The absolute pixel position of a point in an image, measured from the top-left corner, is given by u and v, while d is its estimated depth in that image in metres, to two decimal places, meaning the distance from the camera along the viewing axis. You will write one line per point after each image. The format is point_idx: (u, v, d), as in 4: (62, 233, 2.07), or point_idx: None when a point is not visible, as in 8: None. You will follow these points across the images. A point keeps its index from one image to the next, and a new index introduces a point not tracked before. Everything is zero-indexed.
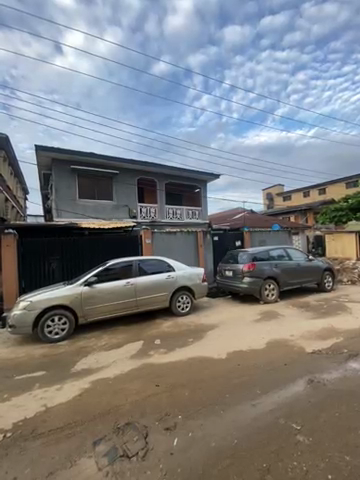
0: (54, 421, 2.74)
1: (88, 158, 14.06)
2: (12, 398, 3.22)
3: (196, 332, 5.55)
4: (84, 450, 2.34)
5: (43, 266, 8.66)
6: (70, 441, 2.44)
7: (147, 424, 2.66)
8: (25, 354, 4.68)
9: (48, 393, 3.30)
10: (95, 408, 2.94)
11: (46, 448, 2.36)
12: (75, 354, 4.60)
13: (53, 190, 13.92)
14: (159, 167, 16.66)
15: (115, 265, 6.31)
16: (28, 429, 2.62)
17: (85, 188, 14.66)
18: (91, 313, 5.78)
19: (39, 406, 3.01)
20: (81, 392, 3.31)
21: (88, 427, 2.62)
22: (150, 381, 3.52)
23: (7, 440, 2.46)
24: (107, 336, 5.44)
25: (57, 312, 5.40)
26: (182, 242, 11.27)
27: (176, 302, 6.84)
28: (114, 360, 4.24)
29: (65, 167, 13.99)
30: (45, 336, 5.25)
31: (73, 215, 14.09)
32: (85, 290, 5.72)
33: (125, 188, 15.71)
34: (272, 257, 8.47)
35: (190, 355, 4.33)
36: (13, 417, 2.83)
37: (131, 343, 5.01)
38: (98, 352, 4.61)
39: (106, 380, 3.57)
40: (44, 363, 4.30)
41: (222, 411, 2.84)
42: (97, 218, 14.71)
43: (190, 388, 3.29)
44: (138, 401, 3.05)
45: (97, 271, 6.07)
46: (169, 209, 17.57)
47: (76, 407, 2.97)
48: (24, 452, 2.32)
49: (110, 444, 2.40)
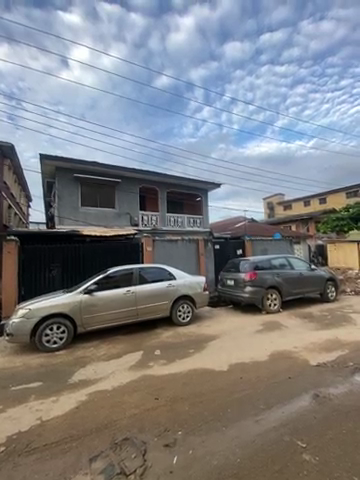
0: (50, 435, 2.65)
1: (92, 167, 14.32)
2: (7, 409, 3.13)
3: (197, 342, 5.44)
4: (80, 466, 2.25)
5: (44, 272, 8.64)
6: (66, 457, 2.34)
7: (146, 440, 2.56)
8: (22, 364, 4.59)
9: (44, 405, 3.21)
10: (92, 422, 2.84)
11: (40, 464, 2.27)
12: (73, 364, 4.50)
13: (56, 197, 14.09)
14: (161, 176, 16.92)
15: (115, 273, 6.28)
16: (23, 443, 2.53)
17: (88, 195, 14.85)
18: (91, 322, 5.70)
19: (34, 419, 2.92)
20: (78, 404, 3.21)
21: (84, 442, 2.52)
22: (150, 393, 3.42)
23: (0, 455, 2.37)
24: (106, 346, 5.34)
25: (56, 320, 5.33)
26: (183, 250, 11.25)
27: (176, 311, 6.76)
28: (113, 371, 4.14)
29: (69, 175, 14.22)
30: (43, 345, 5.16)
31: (75, 223, 14.20)
32: (85, 298, 5.67)
33: (126, 196, 15.88)
34: (274, 266, 8.41)
35: (191, 366, 4.23)
36: (6, 430, 2.74)
37: (131, 353, 4.91)
38: (97, 363, 4.51)
39: (104, 392, 3.47)
40: (41, 373, 4.20)
41: (224, 426, 2.74)
42: (99, 226, 14.79)
43: (190, 402, 3.19)
44: (137, 415, 2.95)
45: (98, 278, 6.04)
46: (170, 218, 17.67)
47: (72, 420, 2.88)
48: (17, 468, 2.22)
49: (107, 461, 2.31)
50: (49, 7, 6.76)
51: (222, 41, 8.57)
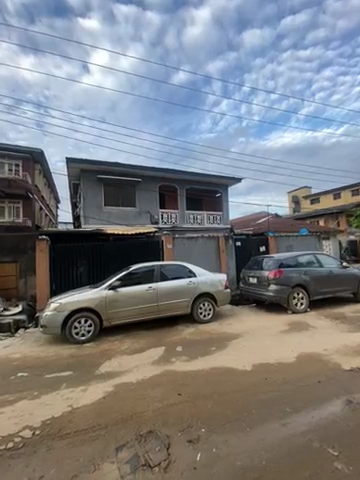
0: (80, 422, 2.83)
1: (113, 168, 14.80)
2: (42, 396, 3.41)
3: (218, 340, 5.39)
4: (107, 454, 2.37)
5: (72, 269, 9.19)
6: (94, 444, 2.49)
7: (169, 435, 2.62)
8: (55, 354, 4.95)
9: (74, 393, 3.45)
10: (117, 413, 2.97)
11: (71, 449, 2.44)
12: (100, 356, 4.74)
13: (81, 198, 14.81)
14: (180, 173, 16.93)
15: (137, 270, 6.45)
16: (55, 428, 2.74)
17: (110, 195, 15.40)
18: (115, 316, 5.95)
19: (65, 406, 3.15)
20: (105, 395, 3.39)
21: (111, 432, 2.66)
22: (173, 389, 3.48)
23: (36, 438, 2.60)
24: (129, 341, 5.53)
25: (84, 314, 5.66)
26: (204, 247, 11.18)
27: (197, 308, 6.76)
28: (137, 365, 4.29)
29: (92, 176, 14.84)
30: (73, 337, 5.52)
31: (99, 222, 14.83)
32: (110, 294, 5.92)
33: (146, 195, 16.17)
34: (300, 264, 7.96)
35: (213, 365, 4.21)
36: (41, 415, 2.98)
37: (153, 348, 5.03)
38: (121, 356, 4.71)
39: (129, 385, 3.61)
40: (71, 363, 4.51)
41: (248, 427, 2.69)
42: (121, 224, 15.28)
43: (213, 400, 3.19)
44: (160, 410, 3.03)
45: (121, 275, 6.27)
46: (190, 215, 17.64)
47: (99, 410, 3.04)
48: (51, 451, 2.42)
49: (132, 452, 2.40)
50: (69, 15, 6.97)
51: (240, 30, 8.22)
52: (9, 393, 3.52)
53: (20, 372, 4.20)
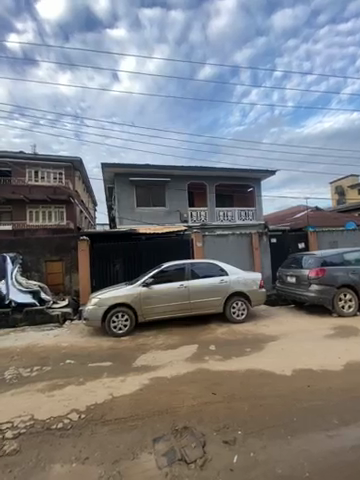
0: (120, 410, 3.03)
1: (143, 170, 15.36)
2: (86, 382, 3.75)
3: (254, 341, 5.20)
4: (145, 445, 2.49)
5: (109, 267, 9.84)
6: (133, 433, 2.64)
7: (205, 433, 2.62)
8: (96, 345, 5.38)
9: (114, 382, 3.71)
10: (154, 406, 3.09)
11: (113, 435, 2.63)
12: (136, 350, 5.00)
13: (115, 200, 15.68)
14: (209, 170, 16.71)
15: (169, 268, 6.58)
16: (98, 414, 2.98)
17: (142, 196, 15.97)
18: (149, 312, 6.18)
19: (107, 394, 3.40)
20: (142, 387, 3.56)
21: (149, 423, 2.79)
22: (207, 387, 3.48)
23: (83, 421, 2.87)
24: (163, 336, 5.71)
25: (120, 309, 6.02)
26: (235, 245, 10.88)
27: (230, 307, 6.62)
28: (171, 360, 4.40)
29: (125, 179, 15.58)
30: (111, 330, 5.91)
31: (132, 222, 15.50)
32: (143, 291, 6.17)
33: (176, 193, 16.39)
34: (347, 262, 7.17)
35: (248, 366, 4.08)
36: (85, 400, 3.28)
37: (187, 345, 5.10)
38: (156, 351, 4.89)
39: (163, 379, 3.73)
40: (111, 354, 4.85)
41: (289, 435, 2.54)
42: (153, 224, 15.74)
43: (250, 403, 3.09)
44: (195, 407, 3.06)
45: (153, 272, 6.48)
46: (220, 212, 17.34)
47: (137, 401, 3.21)
48: (95, 434, 2.65)
49: (169, 445, 2.48)
50: None
51: None
52: (59, 377, 3.95)
53: (68, 359, 4.67)
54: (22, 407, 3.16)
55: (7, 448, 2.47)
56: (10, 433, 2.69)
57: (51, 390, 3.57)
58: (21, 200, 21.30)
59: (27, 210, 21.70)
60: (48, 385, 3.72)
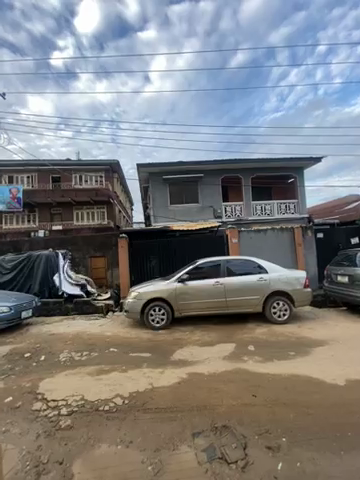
0: (159, 401, 3.18)
1: (176, 167, 15.49)
2: (128, 370, 4.02)
3: (297, 345, 4.84)
4: (185, 437, 2.57)
5: (146, 263, 10.29)
6: (173, 425, 2.75)
7: (245, 435, 2.57)
8: (136, 336, 5.72)
9: (153, 373, 3.90)
10: (192, 401, 3.15)
11: (154, 423, 2.78)
12: (173, 344, 5.15)
13: (150, 199, 16.12)
14: (244, 162, 15.93)
15: (203, 264, 6.55)
16: (140, 402, 3.18)
17: (175, 194, 16.10)
18: (185, 308, 6.28)
19: (147, 383, 3.60)
20: (180, 380, 3.67)
21: (188, 417, 2.86)
22: (247, 389, 3.39)
23: (126, 406, 3.10)
24: (199, 333, 5.75)
25: (157, 303, 6.26)
26: (274, 241, 10.23)
27: (270, 307, 6.28)
28: (208, 357, 4.41)
29: (158, 178, 15.88)
30: (149, 322, 6.21)
31: (166, 220, 15.64)
32: (179, 286, 6.29)
33: (209, 189, 16.14)
34: None
35: (291, 371, 3.83)
36: (128, 387, 3.53)
37: (224, 343, 5.04)
38: (193, 346, 4.96)
39: (201, 375, 3.77)
40: (150, 346, 5.10)
41: (341, 451, 2.32)
42: (187, 221, 15.74)
43: (294, 410, 2.90)
44: (235, 407, 3.01)
45: (188, 268, 6.54)
46: (256, 206, 16.47)
47: (175, 394, 3.32)
48: (138, 420, 2.84)
49: (208, 442, 2.51)
50: None
51: None
52: (104, 363, 4.34)
53: (112, 348, 5.09)
54: (74, 387, 3.57)
55: (63, 423, 2.83)
56: (65, 409, 3.07)
57: (97, 374, 3.94)
58: (69, 203, 23.72)
59: (74, 211, 24.07)
60: (95, 369, 4.11)
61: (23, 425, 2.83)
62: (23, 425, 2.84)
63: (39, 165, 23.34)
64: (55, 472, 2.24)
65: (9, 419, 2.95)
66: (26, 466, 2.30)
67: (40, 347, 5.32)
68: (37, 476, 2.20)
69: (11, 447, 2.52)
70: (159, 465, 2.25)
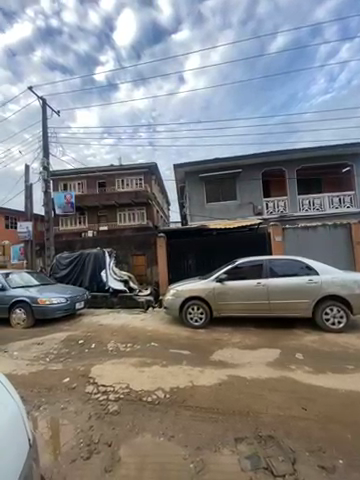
0: (200, 400, 3.20)
1: (213, 164, 15.21)
2: (169, 366, 4.16)
3: (356, 358, 4.25)
4: (227, 441, 2.53)
5: (183, 262, 10.41)
6: (214, 426, 2.73)
7: (294, 450, 2.38)
8: (176, 333, 5.86)
9: (193, 371, 3.94)
10: (234, 404, 3.07)
11: (195, 422, 2.81)
12: (213, 344, 5.10)
13: (187, 198, 16.07)
14: (288, 153, 14.68)
15: (243, 264, 6.30)
16: (181, 398, 3.26)
17: (212, 191, 15.77)
18: (224, 308, 6.16)
19: (187, 381, 3.66)
20: (220, 381, 3.62)
21: (229, 420, 2.80)
22: (295, 400, 3.13)
23: (168, 400, 3.22)
24: (239, 335, 5.56)
25: (196, 302, 6.28)
26: (325, 239, 9.24)
27: (321, 313, 5.67)
28: (250, 361, 4.23)
29: (195, 176, 15.78)
30: (188, 320, 6.28)
31: (203, 219, 15.43)
32: (217, 286, 6.19)
33: (248, 184, 15.39)
34: None
35: (349, 386, 3.39)
36: (169, 381, 3.65)
37: (267, 348, 4.76)
38: (233, 348, 4.82)
39: (243, 380, 3.64)
40: (189, 344, 5.17)
41: None
42: (224, 219, 15.30)
43: (353, 431, 2.57)
44: (281, 418, 2.82)
45: (227, 268, 6.38)
46: (303, 200, 15.05)
47: (216, 395, 3.29)
48: (179, 416, 2.91)
49: (252, 449, 2.41)
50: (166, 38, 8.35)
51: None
52: (146, 357, 4.58)
53: (153, 342, 5.33)
54: (120, 375, 3.87)
55: (112, 409, 3.10)
56: (113, 395, 3.36)
57: (140, 366, 4.19)
58: (113, 205, 25.70)
59: (117, 212, 25.99)
60: (138, 361, 4.38)
61: (78, 405, 3.20)
62: (78, 405, 3.20)
63: (88, 172, 25.87)
64: (104, 452, 2.45)
65: (66, 398, 3.37)
66: (80, 443, 2.58)
67: (90, 336, 5.91)
68: (89, 453, 2.44)
69: (69, 423, 2.88)
70: (201, 464, 2.26)
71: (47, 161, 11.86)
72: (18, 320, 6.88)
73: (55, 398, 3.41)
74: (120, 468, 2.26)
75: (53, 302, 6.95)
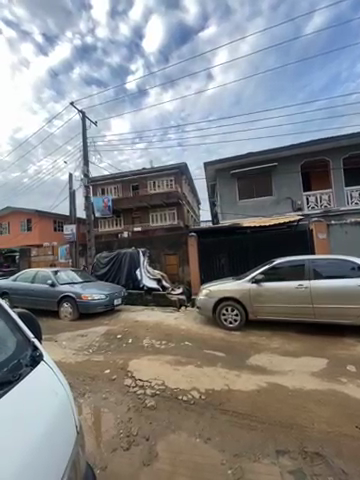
0: (237, 405, 3.11)
1: (245, 159, 14.58)
2: (203, 367, 4.14)
3: None
4: (267, 451, 2.40)
5: (215, 261, 10.16)
6: (253, 434, 2.62)
7: (347, 472, 2.14)
8: (209, 334, 5.80)
9: (229, 375, 3.84)
10: (274, 414, 2.90)
11: (231, 427, 2.74)
12: (249, 348, 4.90)
13: (218, 196, 15.72)
14: (331, 141, 13.26)
15: (282, 264, 5.90)
16: (217, 400, 3.21)
17: (244, 188, 15.12)
18: (261, 311, 5.86)
19: (223, 383, 3.59)
20: (258, 388, 3.45)
21: (269, 430, 2.66)
22: (347, 416, 2.82)
23: (203, 401, 3.21)
24: (279, 340, 5.23)
25: (230, 303, 6.11)
26: None
27: None
28: (291, 369, 3.95)
29: (226, 173, 15.33)
30: (222, 321, 6.14)
31: (235, 217, 14.92)
32: (253, 287, 5.91)
33: (285, 179, 14.39)
34: None
35: None
36: (204, 382, 3.63)
37: (311, 357, 4.37)
38: (272, 354, 4.56)
39: (284, 388, 3.41)
40: (224, 346, 5.06)
41: None
42: (259, 216, 14.56)
43: None
44: (330, 435, 2.56)
45: (264, 268, 6.05)
46: (351, 193, 13.57)
47: (254, 402, 3.15)
48: (215, 419, 2.88)
49: (296, 465, 2.25)
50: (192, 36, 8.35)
51: None
52: (181, 355, 4.64)
53: (186, 341, 5.37)
54: (156, 371, 4.01)
55: (149, 404, 3.22)
56: (150, 390, 3.49)
57: (175, 364, 4.26)
58: (145, 207, 26.76)
59: (149, 214, 26.99)
60: (173, 359, 4.46)
61: (117, 396, 3.42)
62: (117, 396, 3.42)
63: (122, 176, 27.36)
64: (142, 445, 2.56)
65: (107, 389, 3.61)
66: (120, 433, 2.75)
67: (127, 331, 6.24)
68: (129, 445, 2.58)
69: (110, 413, 3.09)
70: (239, 472, 2.20)
71: (87, 168, 12.93)
72: (66, 312, 7.66)
73: (97, 387, 3.70)
74: (157, 463, 2.34)
75: (95, 297, 7.55)
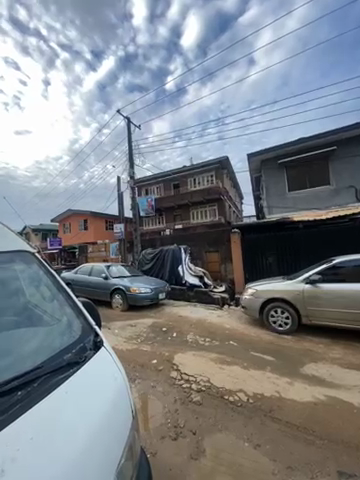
0: (290, 415, 2.88)
1: (294, 146, 13.19)
2: (250, 369, 3.97)
3: None
4: (327, 471, 2.17)
5: (261, 260, 9.56)
6: (310, 449, 2.40)
7: None
8: (256, 336, 5.52)
9: (280, 381, 3.59)
10: (335, 431, 2.59)
11: (283, 437, 2.56)
12: (303, 355, 4.47)
13: (263, 189, 14.68)
14: None
15: (344, 264, 5.17)
16: (266, 407, 3.05)
17: (294, 178, 13.69)
18: (317, 315, 5.25)
19: (273, 390, 3.38)
20: (315, 400, 3.13)
21: (329, 449, 2.39)
22: None
23: (251, 405, 3.09)
24: (339, 349, 4.61)
25: (279, 305, 5.67)
26: None
27: None
28: (357, 384, 3.44)
29: (272, 164, 14.17)
30: (270, 324, 5.76)
31: (284, 210, 13.69)
32: (308, 288, 5.34)
33: (345, 164, 12.48)
34: None
35: None
36: (251, 385, 3.49)
37: None
38: (331, 364, 4.05)
39: (347, 405, 3.00)
40: (273, 349, 4.75)
41: None
42: (312, 209, 13.04)
43: None
44: None
45: (321, 268, 5.40)
46: None
47: (310, 414, 2.87)
48: (265, 426, 2.74)
49: None
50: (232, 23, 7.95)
51: None
52: (226, 355, 4.56)
53: (231, 341, 5.25)
54: (201, 368, 4.05)
55: (195, 399, 3.28)
56: (195, 386, 3.56)
57: (220, 363, 4.21)
58: (186, 204, 27.10)
59: (191, 211, 27.22)
60: (218, 358, 4.43)
61: (165, 387, 3.59)
62: (165, 387, 3.60)
63: (164, 176, 28.34)
64: (189, 438, 2.64)
65: (155, 378, 3.85)
66: (168, 422, 2.89)
67: (172, 325, 6.48)
68: (176, 435, 2.70)
69: (159, 401, 3.28)
70: None
71: (132, 171, 13.85)
72: (117, 304, 8.43)
73: (146, 375, 3.96)
74: (205, 458, 2.37)
75: (141, 291, 8.10)
